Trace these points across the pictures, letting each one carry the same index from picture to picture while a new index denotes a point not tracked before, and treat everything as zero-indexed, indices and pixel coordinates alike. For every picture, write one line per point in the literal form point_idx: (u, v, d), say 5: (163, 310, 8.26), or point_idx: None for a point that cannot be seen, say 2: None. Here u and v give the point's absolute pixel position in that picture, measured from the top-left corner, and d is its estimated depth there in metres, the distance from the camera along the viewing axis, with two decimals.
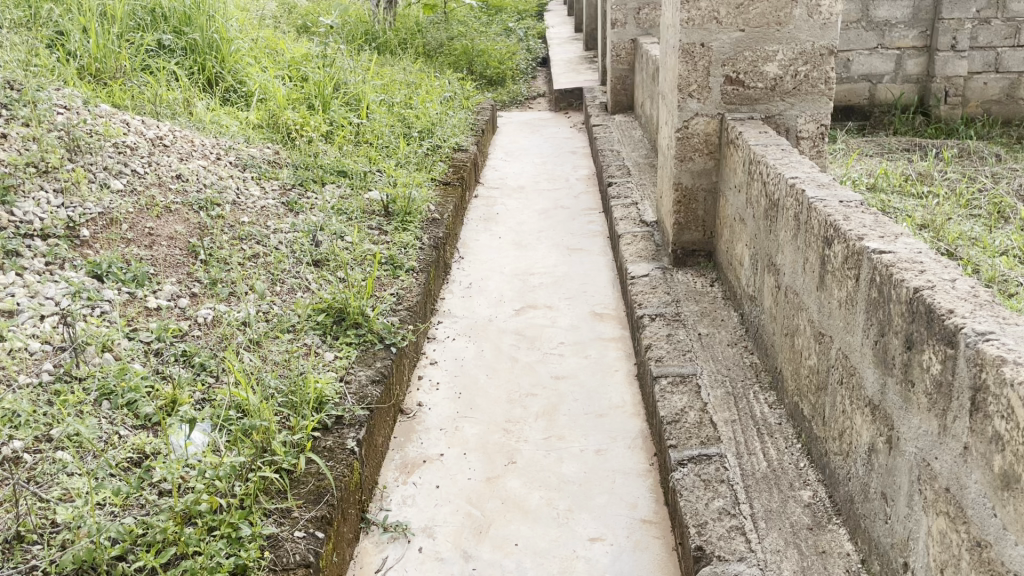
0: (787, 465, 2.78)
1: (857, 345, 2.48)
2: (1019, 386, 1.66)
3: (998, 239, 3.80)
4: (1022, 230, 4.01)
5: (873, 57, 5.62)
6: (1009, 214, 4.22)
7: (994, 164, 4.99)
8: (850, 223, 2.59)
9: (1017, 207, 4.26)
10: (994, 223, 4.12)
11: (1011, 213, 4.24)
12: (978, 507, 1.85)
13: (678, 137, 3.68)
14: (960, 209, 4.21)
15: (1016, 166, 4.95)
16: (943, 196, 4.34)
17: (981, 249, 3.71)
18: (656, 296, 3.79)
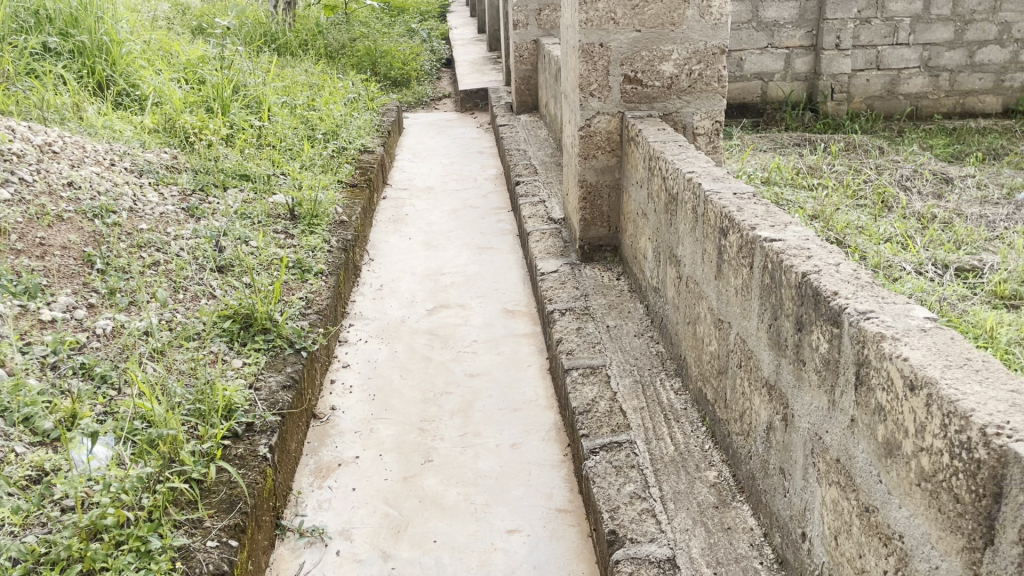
0: (693, 447, 2.89)
1: (753, 330, 2.61)
2: (899, 359, 1.79)
3: (883, 228, 4.03)
4: (904, 219, 4.27)
5: (764, 56, 5.87)
6: (892, 204, 4.48)
7: (877, 156, 5.28)
8: (743, 214, 2.72)
9: (899, 196, 4.53)
10: (878, 212, 4.37)
11: (893, 203, 4.51)
12: (865, 475, 1.98)
13: (581, 135, 3.78)
14: (847, 200, 4.45)
15: (897, 158, 5.26)
16: (832, 188, 4.58)
17: (867, 237, 3.94)
18: (565, 291, 3.88)
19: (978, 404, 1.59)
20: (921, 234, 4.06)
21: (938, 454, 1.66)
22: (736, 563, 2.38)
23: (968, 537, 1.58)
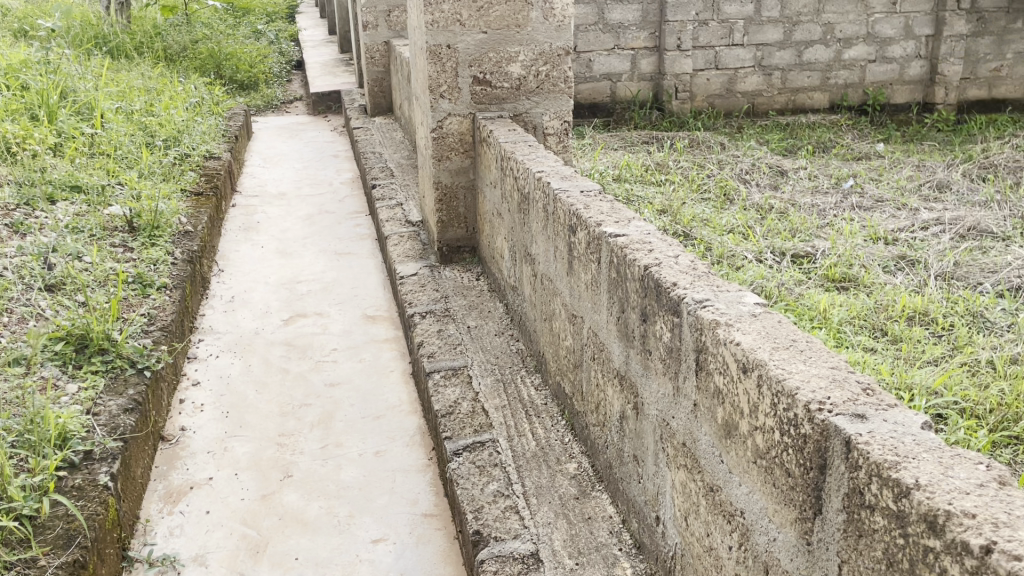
0: (554, 441, 2.94)
1: (603, 323, 2.67)
2: (733, 344, 1.88)
3: (726, 220, 4.24)
4: (744, 210, 4.51)
5: (611, 57, 6.06)
6: (733, 196, 4.72)
7: (719, 152, 5.55)
8: (590, 211, 2.78)
9: (739, 188, 4.77)
10: (722, 205, 4.58)
11: (735, 195, 4.74)
12: (709, 456, 2.07)
13: (434, 137, 3.76)
14: (692, 194, 4.65)
15: (737, 153, 5.54)
16: (678, 183, 4.77)
17: (711, 229, 4.12)
18: (425, 294, 3.85)
19: (802, 381, 1.70)
20: (760, 224, 4.28)
21: (770, 432, 1.76)
22: (597, 551, 2.43)
23: (800, 507, 1.68)
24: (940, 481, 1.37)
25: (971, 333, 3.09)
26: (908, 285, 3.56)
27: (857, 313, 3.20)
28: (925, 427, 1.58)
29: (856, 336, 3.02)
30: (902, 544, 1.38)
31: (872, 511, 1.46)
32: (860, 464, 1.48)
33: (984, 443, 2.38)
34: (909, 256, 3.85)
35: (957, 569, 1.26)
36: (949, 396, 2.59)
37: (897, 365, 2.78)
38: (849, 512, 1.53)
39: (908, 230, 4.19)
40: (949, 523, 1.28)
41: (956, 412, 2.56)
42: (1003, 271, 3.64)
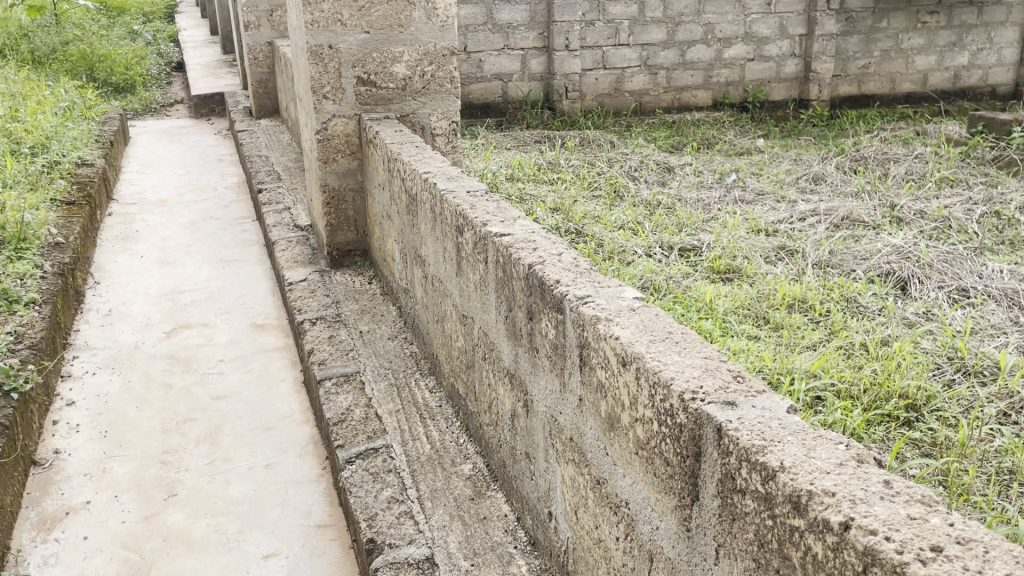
0: (449, 444, 2.92)
1: (492, 322, 2.68)
2: (613, 339, 1.92)
3: (616, 216, 4.31)
4: (634, 206, 4.60)
5: (501, 57, 6.09)
6: (623, 193, 4.81)
7: (609, 150, 5.64)
8: (476, 211, 2.78)
9: (628, 185, 4.86)
10: (611, 202, 4.65)
11: (624, 192, 4.83)
12: (595, 450, 2.09)
13: (319, 139, 3.67)
14: (583, 192, 4.70)
15: (626, 150, 5.65)
16: (570, 181, 4.83)
17: (602, 226, 4.18)
18: (315, 299, 3.75)
19: (677, 372, 1.74)
20: (649, 220, 4.37)
21: (649, 423, 1.79)
22: (492, 551, 2.43)
23: (679, 495, 1.72)
24: (802, 462, 1.42)
25: (846, 319, 3.20)
26: (787, 274, 3.67)
27: (741, 302, 3.29)
28: (791, 411, 1.64)
29: (740, 325, 3.09)
30: (770, 525, 1.43)
31: (743, 494, 1.51)
32: (730, 449, 1.53)
33: (856, 422, 2.43)
34: (788, 247, 3.99)
35: (820, 547, 1.31)
36: (826, 378, 2.65)
37: (779, 352, 2.85)
38: (723, 497, 1.57)
39: (787, 222, 4.34)
40: (812, 502, 1.33)
41: (833, 394, 2.61)
42: (875, 257, 3.80)
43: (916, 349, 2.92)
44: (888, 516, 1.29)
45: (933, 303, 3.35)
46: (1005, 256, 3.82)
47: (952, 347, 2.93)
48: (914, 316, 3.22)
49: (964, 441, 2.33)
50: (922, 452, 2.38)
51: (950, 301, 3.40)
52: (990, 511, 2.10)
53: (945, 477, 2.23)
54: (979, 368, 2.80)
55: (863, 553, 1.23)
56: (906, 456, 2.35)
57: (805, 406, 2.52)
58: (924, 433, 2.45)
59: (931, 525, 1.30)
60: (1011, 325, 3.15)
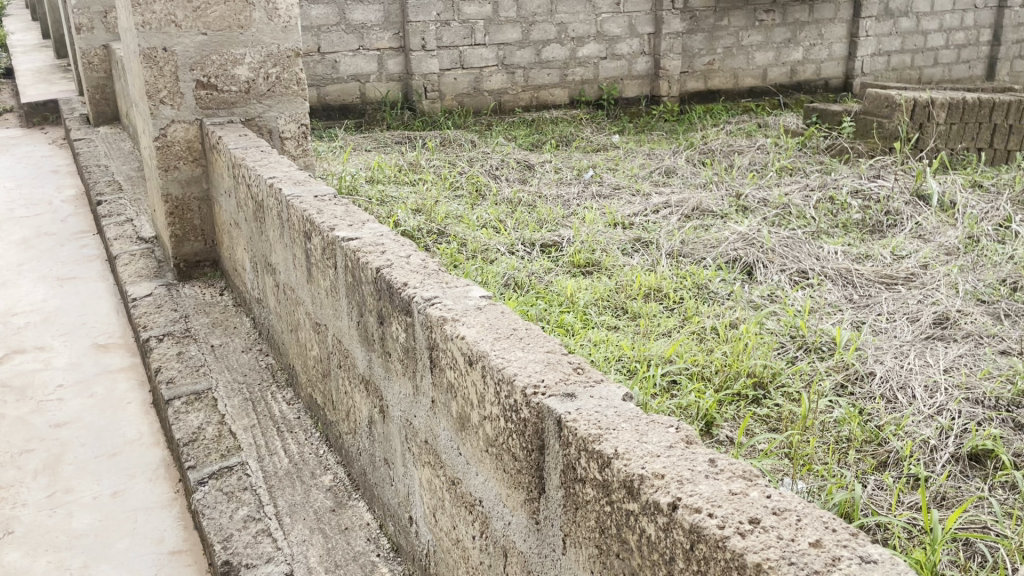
0: (308, 456, 2.83)
1: (345, 329, 2.61)
2: (459, 339, 1.90)
3: (479, 215, 4.25)
4: (496, 204, 4.57)
5: (357, 58, 5.97)
6: (485, 191, 4.77)
7: (470, 149, 5.60)
8: (324, 215, 2.71)
9: (490, 183, 4.82)
10: (473, 202, 4.60)
11: (486, 190, 4.80)
12: (449, 451, 2.07)
13: (158, 146, 3.46)
14: (445, 192, 4.64)
15: (486, 149, 5.62)
16: (431, 181, 4.77)
17: (465, 225, 4.11)
18: (162, 315, 3.56)
19: (519, 367, 1.75)
20: (510, 217, 4.33)
21: (496, 419, 1.78)
22: (354, 561, 2.36)
23: (528, 489, 1.71)
24: (635, 447, 1.43)
25: (698, 305, 3.19)
26: (643, 264, 3.63)
27: (600, 295, 3.22)
28: (627, 399, 1.65)
29: (601, 317, 3.03)
30: (609, 510, 1.43)
31: (584, 483, 1.50)
32: (570, 441, 1.51)
33: (709, 403, 2.40)
34: (642, 239, 3.94)
35: (653, 528, 1.34)
36: (681, 362, 2.62)
37: (636, 340, 2.79)
38: (566, 487, 1.57)
39: (642, 214, 4.32)
40: (643, 485, 1.35)
41: (687, 377, 2.58)
42: (723, 244, 3.78)
43: (761, 330, 2.91)
44: (711, 494, 1.33)
45: (775, 286, 3.36)
46: (839, 238, 3.85)
47: (794, 326, 2.93)
48: (760, 298, 3.23)
49: (805, 414, 2.32)
50: (768, 427, 2.36)
51: (793, 283, 3.42)
52: (829, 478, 2.10)
53: (789, 450, 2.23)
54: (818, 343, 2.81)
55: (689, 531, 1.26)
56: (754, 431, 2.33)
57: (660, 391, 2.47)
58: (769, 409, 2.44)
59: (749, 499, 1.35)
60: (846, 302, 3.17)
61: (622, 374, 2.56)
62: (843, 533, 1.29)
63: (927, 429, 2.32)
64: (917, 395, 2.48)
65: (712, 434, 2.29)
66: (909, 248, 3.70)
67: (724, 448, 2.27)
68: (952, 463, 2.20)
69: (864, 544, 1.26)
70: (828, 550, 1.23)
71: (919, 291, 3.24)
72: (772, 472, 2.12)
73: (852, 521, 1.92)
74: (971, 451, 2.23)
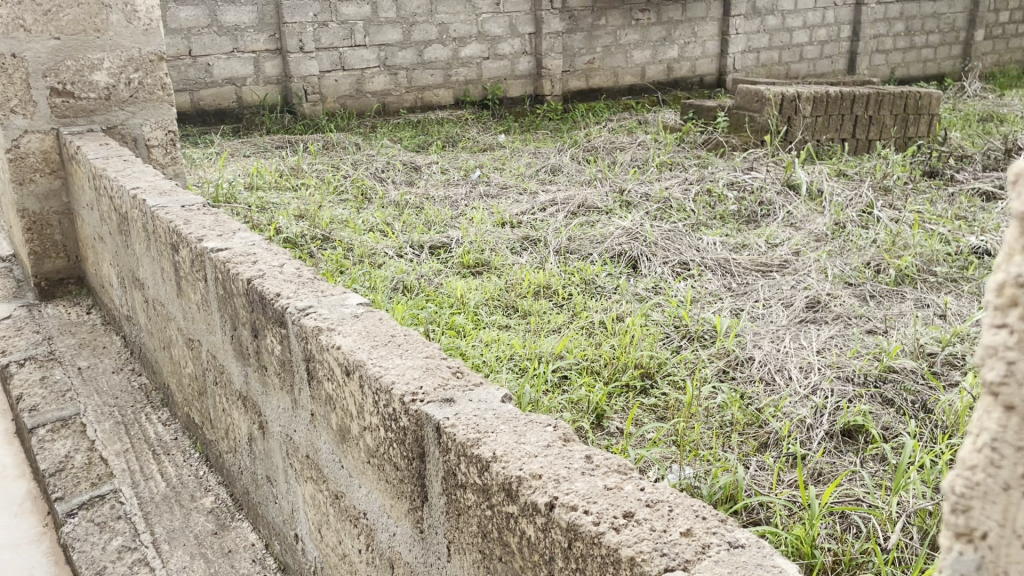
0: (187, 478, 2.66)
1: (219, 343, 2.48)
2: (334, 349, 1.83)
3: (365, 220, 4.00)
4: (383, 208, 4.33)
5: (231, 61, 5.74)
6: (372, 196, 4.53)
7: (354, 152, 5.36)
8: (191, 226, 2.58)
9: (375, 187, 4.59)
10: (359, 205, 4.36)
11: (372, 193, 4.56)
12: (331, 465, 2.00)
13: (9, 159, 3.18)
14: (329, 197, 4.41)
15: (372, 151, 5.38)
16: (314, 186, 4.55)
17: (351, 231, 3.85)
18: (22, 338, 3.32)
19: (397, 375, 1.68)
20: (398, 219, 4.09)
21: (376, 429, 1.73)
22: None
23: (411, 498, 1.67)
24: (513, 448, 1.38)
25: (586, 300, 3.05)
26: (532, 263, 3.48)
27: (490, 294, 3.04)
28: (506, 399, 1.62)
29: (493, 316, 2.87)
30: (489, 515, 1.39)
31: (464, 488, 1.46)
32: (449, 446, 1.48)
33: (599, 396, 2.26)
34: (532, 237, 3.78)
35: (532, 529, 1.27)
36: (571, 357, 2.48)
37: (527, 338, 2.64)
38: (448, 494, 1.53)
39: (530, 213, 4.15)
40: (521, 487, 1.29)
41: (577, 371, 2.44)
42: (608, 240, 3.66)
43: (646, 321, 2.81)
44: (587, 489, 1.26)
45: (659, 279, 3.29)
46: (717, 230, 3.89)
47: (678, 317, 2.86)
48: (645, 291, 3.14)
49: (691, 400, 2.21)
50: (656, 416, 2.24)
51: (675, 274, 3.37)
52: (715, 463, 1.99)
53: (676, 437, 2.11)
54: (699, 332, 2.73)
55: (566, 530, 1.19)
56: (643, 420, 2.21)
57: (551, 387, 2.33)
58: (656, 398, 2.31)
59: (624, 493, 1.27)
60: (725, 292, 3.18)
61: (511, 374, 2.40)
62: (713, 519, 1.24)
63: (803, 408, 2.27)
64: (793, 376, 2.45)
65: (601, 428, 2.14)
66: (781, 236, 3.82)
67: (614, 440, 2.12)
68: (827, 440, 2.16)
69: (734, 529, 1.21)
70: (698, 538, 1.17)
71: (792, 277, 3.32)
72: (655, 462, 1.99)
73: (737, 505, 1.80)
74: (844, 427, 2.20)
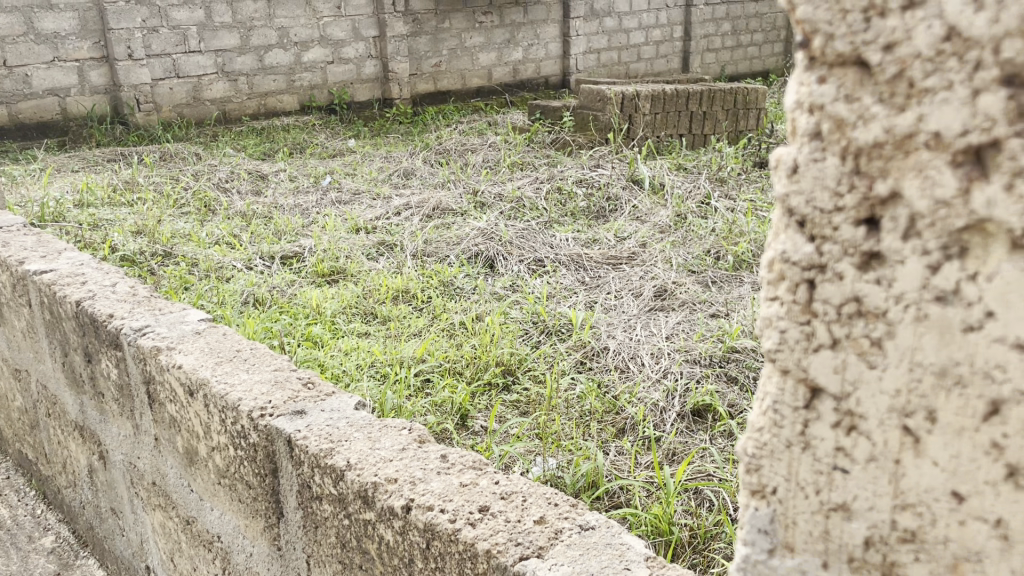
0: (24, 518, 2.48)
1: (50, 373, 2.31)
2: (175, 369, 1.75)
3: (209, 232, 3.81)
4: (229, 218, 4.13)
5: (52, 70, 5.33)
6: (215, 207, 4.32)
7: (195, 162, 5.08)
8: (10, 249, 2.39)
9: (219, 198, 4.37)
10: (202, 217, 4.15)
11: (216, 206, 4.34)
12: (180, 490, 1.91)
13: None
14: (168, 210, 4.15)
15: (214, 161, 5.12)
16: (152, 200, 4.27)
17: (196, 244, 3.66)
18: None
19: (244, 392, 1.62)
20: (246, 231, 3.92)
21: (225, 449, 1.67)
22: None
23: (265, 516, 1.62)
24: (367, 455, 1.37)
25: (445, 302, 3.04)
26: (389, 268, 3.42)
27: (348, 302, 2.97)
28: (360, 406, 1.58)
29: (352, 323, 2.81)
30: (348, 524, 1.37)
31: (320, 499, 1.44)
32: (303, 459, 1.45)
33: (462, 396, 2.25)
34: (387, 241, 3.72)
35: (390, 534, 1.27)
36: (433, 360, 2.47)
37: (387, 343, 2.60)
38: (304, 508, 1.50)
39: (384, 217, 4.10)
40: (376, 493, 1.28)
41: (439, 374, 2.43)
42: (463, 241, 3.67)
43: (505, 319, 2.83)
44: (443, 488, 1.26)
45: (516, 277, 3.33)
46: (568, 226, 3.98)
47: (536, 312, 2.90)
48: (502, 290, 3.17)
49: (551, 393, 2.25)
50: (519, 411, 2.25)
51: (530, 272, 3.42)
52: (576, 452, 2.02)
53: (539, 429, 2.14)
54: (556, 325, 2.79)
55: (424, 531, 1.19)
56: (506, 416, 2.23)
57: (414, 392, 2.31)
58: (518, 394, 2.33)
59: (479, 488, 1.27)
60: (579, 285, 3.26)
61: (374, 381, 2.36)
62: (566, 504, 1.23)
63: (656, 392, 2.36)
64: (645, 362, 2.55)
65: (465, 427, 2.13)
66: (629, 230, 3.95)
67: (479, 438, 2.12)
68: (678, 421, 2.24)
69: (585, 512, 1.20)
70: (551, 525, 1.17)
71: (640, 268, 3.46)
72: (518, 456, 2.00)
73: (598, 490, 1.83)
74: (694, 408, 2.29)
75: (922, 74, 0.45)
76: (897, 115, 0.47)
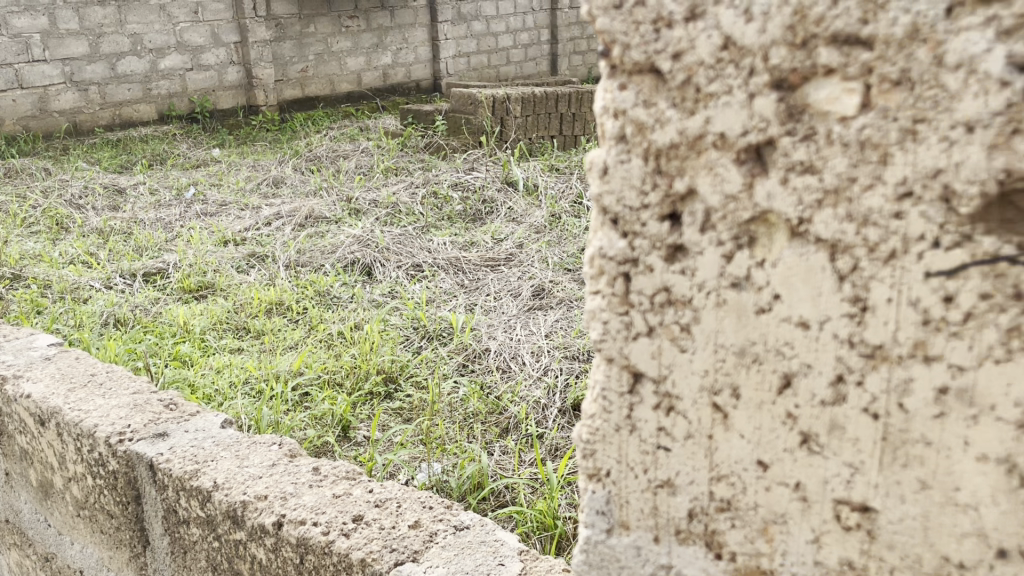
0: None
1: None
2: (24, 399, 1.64)
3: (61, 251, 3.58)
4: (83, 237, 3.87)
5: None
6: (69, 225, 4.05)
7: (45, 178, 4.71)
8: None
9: (73, 216, 4.10)
10: (54, 237, 3.86)
11: (69, 223, 4.06)
12: (36, 527, 1.80)
13: None
14: (16, 230, 3.88)
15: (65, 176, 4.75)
16: None
17: (46, 265, 3.42)
18: None
19: (100, 417, 1.54)
20: (102, 248, 3.70)
21: (82, 479, 1.58)
22: None
23: (130, 545, 1.54)
24: (235, 473, 1.32)
25: (323, 312, 2.91)
26: (262, 280, 3.27)
27: (218, 319, 2.81)
28: (227, 424, 1.51)
29: (223, 340, 2.66)
30: (218, 545, 1.33)
31: (187, 523, 1.38)
32: (167, 483, 1.39)
33: (344, 405, 2.16)
34: (258, 253, 3.57)
35: (263, 552, 1.24)
36: (311, 372, 2.31)
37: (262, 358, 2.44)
38: (171, 533, 1.44)
39: (254, 229, 3.94)
40: (245, 512, 1.24)
41: (318, 387, 2.27)
42: (339, 249, 3.56)
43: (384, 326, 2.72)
44: (316, 501, 1.22)
45: (395, 283, 3.25)
46: (447, 231, 3.94)
47: (417, 318, 2.80)
48: (381, 297, 3.08)
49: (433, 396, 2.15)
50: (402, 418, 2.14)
51: (409, 277, 3.36)
52: (460, 455, 1.94)
53: (422, 435, 2.04)
54: (435, 329, 2.71)
55: (296, 546, 1.16)
56: (389, 424, 2.11)
57: (292, 407, 2.16)
58: (401, 399, 2.26)
59: (353, 496, 1.23)
60: (459, 289, 3.23)
61: (248, 399, 2.20)
62: (441, 505, 1.21)
63: (538, 389, 2.28)
64: (525, 360, 2.48)
65: (348, 438, 2.04)
66: (506, 232, 3.94)
67: (362, 449, 2.02)
68: (560, 416, 2.14)
69: (459, 512, 1.19)
70: (425, 528, 1.15)
71: (518, 269, 3.46)
72: (403, 464, 1.90)
73: (482, 491, 1.75)
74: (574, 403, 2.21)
75: (706, 80, 0.50)
76: (687, 118, 0.51)
